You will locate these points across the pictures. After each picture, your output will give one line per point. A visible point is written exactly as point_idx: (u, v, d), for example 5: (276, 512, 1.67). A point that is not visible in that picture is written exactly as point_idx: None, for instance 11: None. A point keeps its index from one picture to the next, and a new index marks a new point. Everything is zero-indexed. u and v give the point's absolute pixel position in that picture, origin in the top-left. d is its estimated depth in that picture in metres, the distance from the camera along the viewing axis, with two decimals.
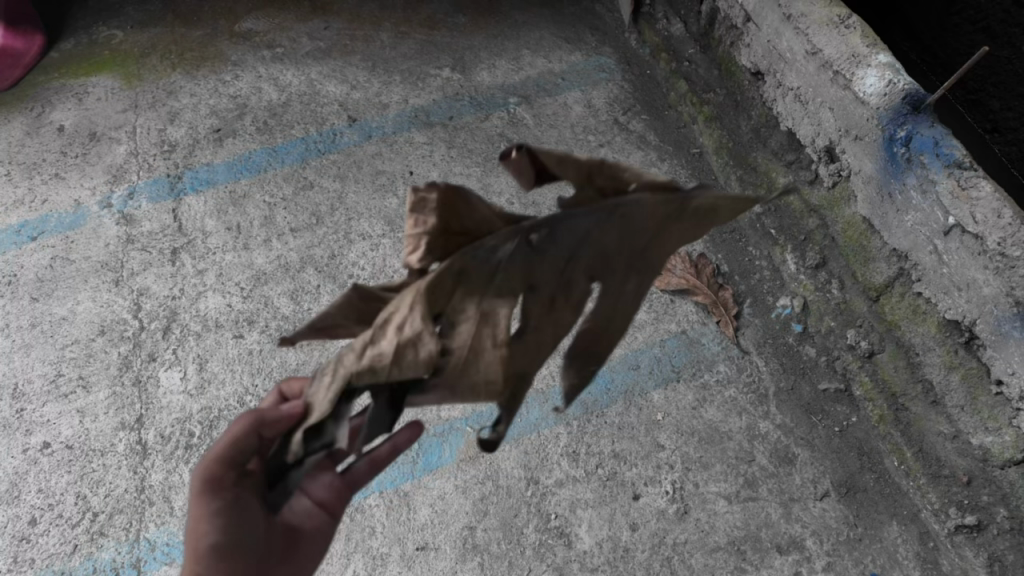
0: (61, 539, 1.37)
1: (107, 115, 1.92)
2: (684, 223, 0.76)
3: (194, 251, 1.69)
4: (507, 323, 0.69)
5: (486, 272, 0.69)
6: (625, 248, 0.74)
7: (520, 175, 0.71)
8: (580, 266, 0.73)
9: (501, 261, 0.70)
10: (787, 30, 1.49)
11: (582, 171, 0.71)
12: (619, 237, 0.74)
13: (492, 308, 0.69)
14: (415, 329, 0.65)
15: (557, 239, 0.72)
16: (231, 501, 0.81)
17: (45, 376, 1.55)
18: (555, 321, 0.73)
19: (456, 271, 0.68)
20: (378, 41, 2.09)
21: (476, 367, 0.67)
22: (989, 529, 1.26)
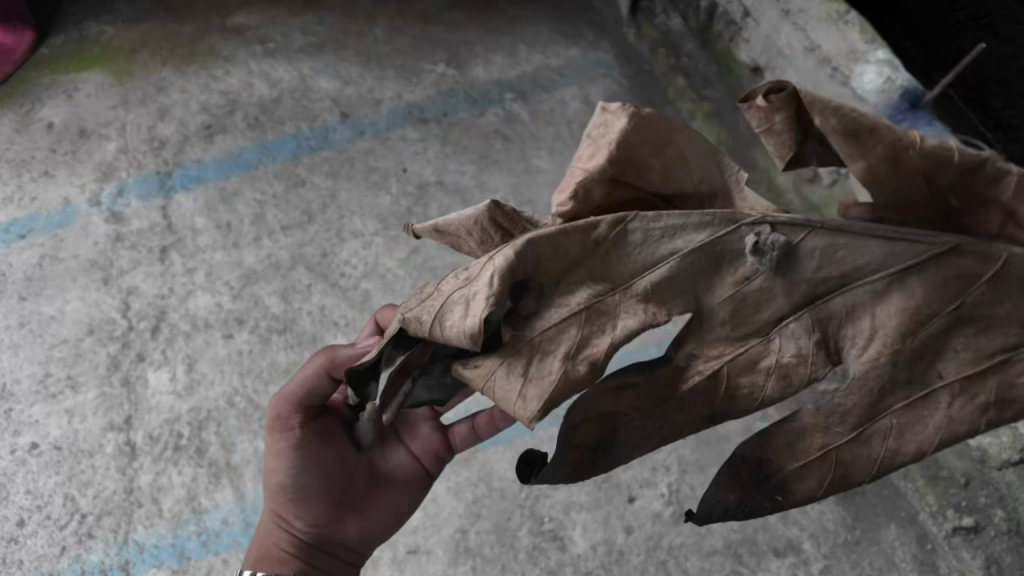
0: (50, 541, 1.36)
1: (97, 111, 1.89)
2: (1006, 325, 0.60)
3: (184, 250, 1.67)
4: (600, 343, 0.60)
5: (621, 269, 0.60)
6: (907, 321, 0.60)
7: (783, 132, 0.64)
8: (822, 316, 0.61)
9: (658, 259, 0.60)
10: (784, 26, 1.47)
11: (884, 147, 0.56)
12: (883, 296, 0.60)
13: (598, 319, 0.60)
14: (488, 299, 0.58)
15: (795, 257, 0.60)
16: (303, 439, 0.95)
17: (33, 376, 1.53)
18: (727, 384, 0.62)
19: (584, 245, 0.60)
20: (371, 35, 2.04)
21: (529, 382, 0.60)
22: (987, 531, 1.21)
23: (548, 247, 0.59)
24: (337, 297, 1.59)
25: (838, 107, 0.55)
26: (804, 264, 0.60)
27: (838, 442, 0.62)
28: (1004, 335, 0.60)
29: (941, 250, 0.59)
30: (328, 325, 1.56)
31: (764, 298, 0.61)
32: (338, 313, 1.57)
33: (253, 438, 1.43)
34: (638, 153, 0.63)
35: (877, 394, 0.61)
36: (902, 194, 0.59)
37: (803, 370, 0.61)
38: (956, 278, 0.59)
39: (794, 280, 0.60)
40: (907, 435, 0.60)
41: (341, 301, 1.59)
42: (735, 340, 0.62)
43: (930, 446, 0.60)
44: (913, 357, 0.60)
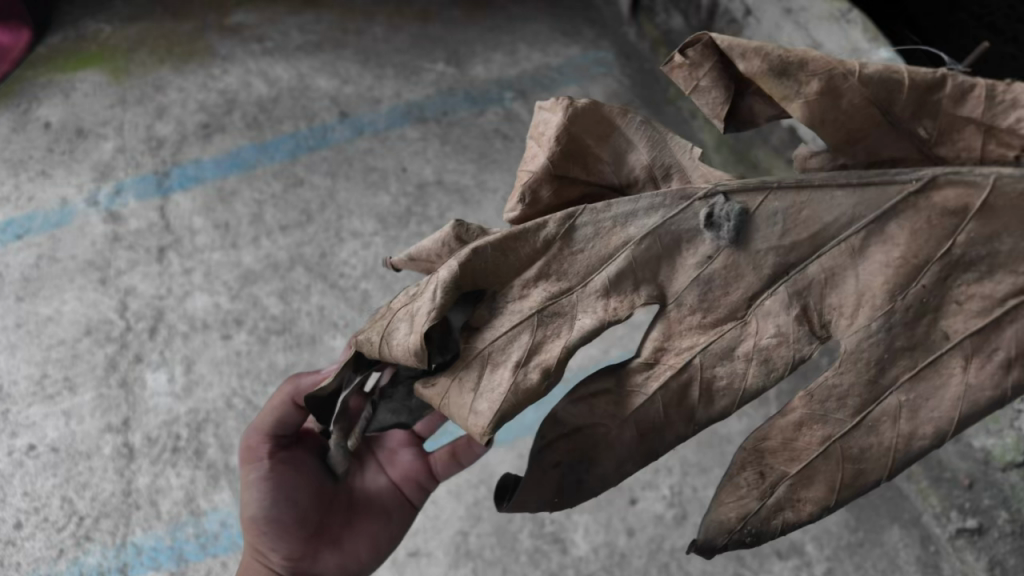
0: (47, 543, 1.35)
1: (94, 110, 1.88)
2: (1011, 263, 0.56)
3: (182, 250, 1.66)
4: (554, 348, 0.59)
5: (574, 266, 0.60)
6: (893, 276, 0.57)
7: (710, 89, 0.63)
8: (796, 289, 0.58)
9: (611, 251, 0.59)
10: (787, 24, 1.46)
11: (820, 79, 0.59)
12: (863, 253, 0.58)
13: (552, 319, 0.59)
14: (430, 312, 0.57)
15: (756, 225, 0.59)
16: (271, 469, 0.94)
17: (30, 377, 1.51)
18: (703, 374, 0.58)
19: (534, 246, 0.59)
20: (370, 33, 2.03)
21: (480, 395, 0.59)
22: (991, 532, 1.21)
23: (490, 252, 0.59)
24: (336, 297, 1.58)
25: (756, 49, 0.59)
26: (768, 232, 0.59)
27: (843, 430, 0.57)
28: (1011, 277, 0.55)
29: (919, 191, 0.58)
30: (327, 326, 1.55)
31: (731, 276, 0.59)
32: (337, 313, 1.56)
33: None
34: (581, 147, 0.63)
35: (874, 367, 0.57)
36: (859, 136, 0.60)
37: (785, 351, 0.58)
38: (939, 219, 0.57)
39: (759, 251, 0.58)
40: (921, 413, 0.56)
41: (340, 302, 1.57)
42: (709, 327, 0.59)
43: (948, 421, 0.55)
44: (908, 320, 0.57)
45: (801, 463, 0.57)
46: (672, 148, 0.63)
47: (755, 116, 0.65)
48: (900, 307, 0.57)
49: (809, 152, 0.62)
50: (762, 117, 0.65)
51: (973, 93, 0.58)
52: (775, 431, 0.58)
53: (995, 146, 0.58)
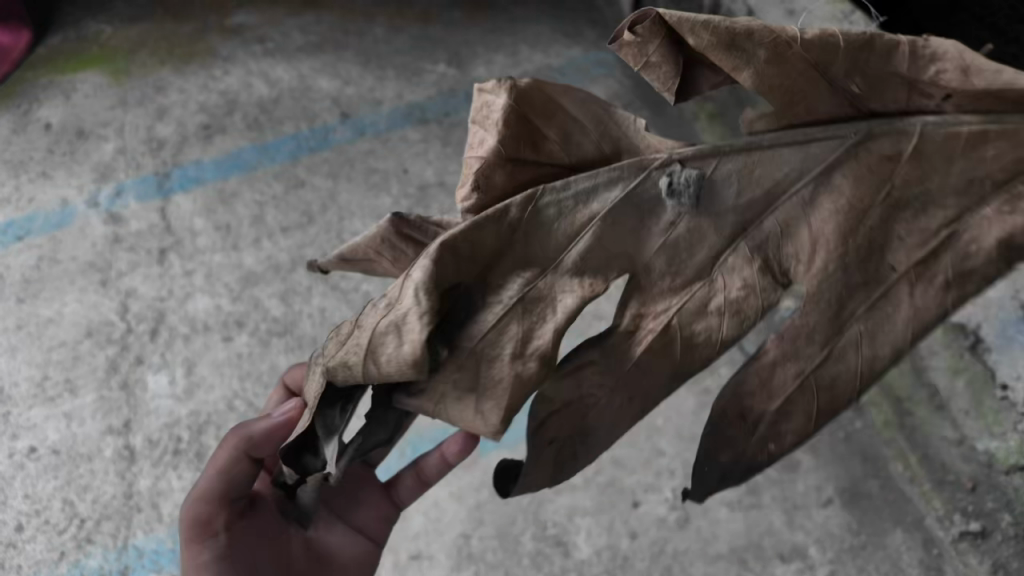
0: (48, 546, 1.35)
1: (95, 111, 1.88)
2: (940, 198, 0.57)
3: (183, 252, 1.66)
4: (545, 333, 0.56)
5: (547, 247, 0.58)
6: (843, 221, 0.58)
7: (657, 62, 0.63)
8: (755, 243, 0.58)
9: (578, 228, 0.58)
10: (789, 25, 1.45)
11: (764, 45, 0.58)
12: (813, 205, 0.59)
13: (534, 304, 0.57)
14: (416, 316, 0.54)
15: (717, 188, 0.59)
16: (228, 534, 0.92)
17: (31, 380, 1.51)
18: (682, 333, 0.57)
19: (500, 232, 0.58)
20: (371, 34, 2.03)
21: (482, 394, 0.56)
22: (994, 536, 1.20)
23: (461, 244, 0.57)
24: (338, 299, 1.58)
25: (706, 21, 0.58)
26: (728, 194, 0.59)
27: (814, 364, 0.57)
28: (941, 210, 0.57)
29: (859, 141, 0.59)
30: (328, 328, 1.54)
31: (697, 238, 0.58)
32: (338, 315, 1.56)
33: None
34: (531, 128, 0.60)
35: (833, 324, 0.57)
36: (800, 97, 0.59)
37: (753, 302, 0.57)
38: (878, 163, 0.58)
39: (722, 212, 0.58)
40: (879, 337, 0.56)
41: (342, 303, 1.57)
42: (680, 289, 0.58)
43: (902, 339, 0.56)
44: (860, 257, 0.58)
45: (773, 399, 0.57)
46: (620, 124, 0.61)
47: (698, 84, 0.64)
48: (851, 255, 0.58)
49: (754, 115, 0.61)
50: (707, 84, 0.64)
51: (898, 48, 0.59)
52: (755, 372, 0.57)
53: (918, 97, 0.59)
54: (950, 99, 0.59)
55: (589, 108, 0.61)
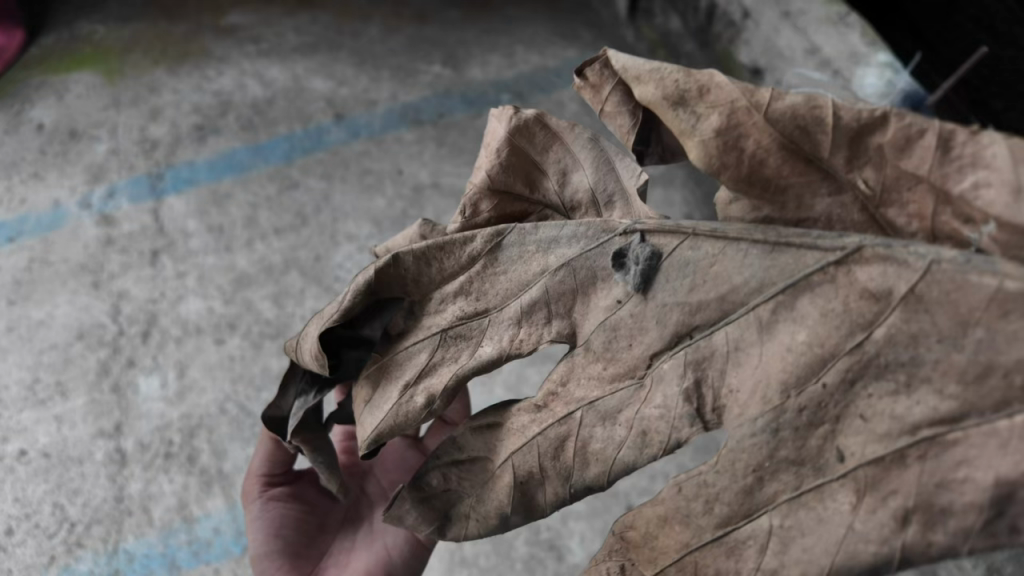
0: (38, 550, 1.34)
1: (88, 112, 1.86)
2: (939, 381, 0.45)
3: (175, 254, 1.65)
4: (444, 372, 0.63)
5: (493, 287, 0.63)
6: (798, 362, 0.50)
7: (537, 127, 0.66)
8: (694, 362, 0.54)
9: (529, 278, 0.62)
10: (785, 27, 1.45)
11: (720, 113, 0.53)
12: (770, 330, 0.52)
13: (456, 340, 0.63)
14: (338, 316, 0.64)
15: (663, 274, 0.56)
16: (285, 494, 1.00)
17: (22, 382, 1.50)
18: (579, 436, 0.58)
19: (458, 260, 0.64)
20: (367, 35, 2.02)
21: (371, 409, 0.65)
22: None
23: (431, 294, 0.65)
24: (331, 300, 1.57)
25: (712, 100, 0.53)
26: (672, 288, 0.56)
27: (702, 540, 0.51)
28: (933, 398, 0.45)
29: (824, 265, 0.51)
30: None
31: (635, 328, 0.57)
32: None
33: (245, 446, 1.41)
34: (522, 170, 0.66)
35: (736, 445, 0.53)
36: (783, 186, 0.53)
37: (662, 429, 0.54)
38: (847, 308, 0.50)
39: (663, 305, 0.56)
40: (790, 550, 0.48)
41: None
42: (606, 381, 0.58)
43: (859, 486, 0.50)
44: (801, 424, 0.49)
45: (658, 568, 0.53)
46: (620, 173, 0.64)
47: None
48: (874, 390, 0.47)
49: (728, 199, 0.56)
50: None
51: (920, 140, 0.48)
52: (641, 521, 0.53)
53: (950, 216, 0.48)
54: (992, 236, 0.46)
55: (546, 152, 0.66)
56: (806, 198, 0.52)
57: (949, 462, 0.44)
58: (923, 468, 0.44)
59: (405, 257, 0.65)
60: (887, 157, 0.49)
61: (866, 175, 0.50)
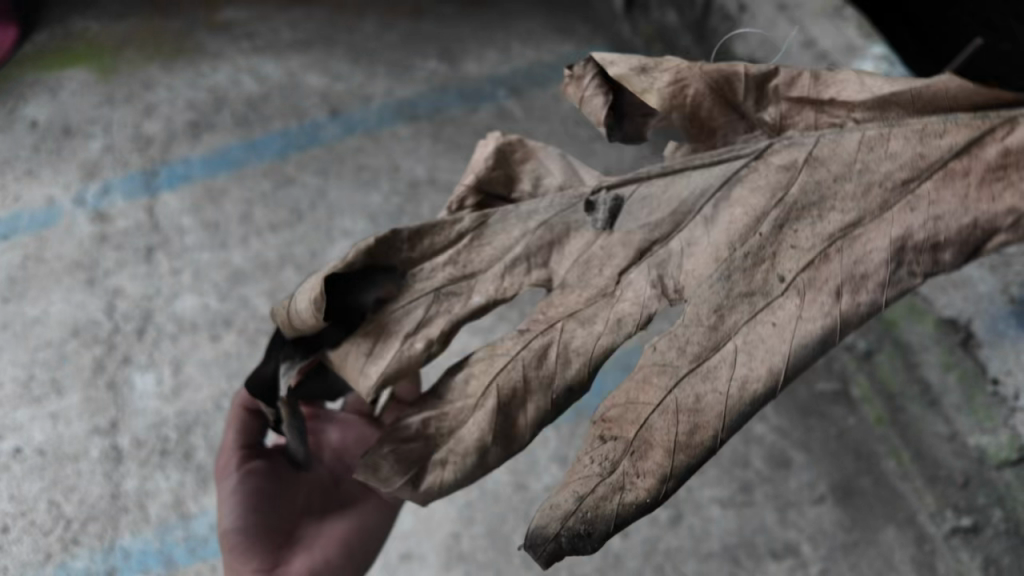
0: (33, 548, 1.33)
1: (82, 109, 1.84)
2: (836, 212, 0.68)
3: (170, 250, 1.64)
4: (438, 325, 0.70)
5: (478, 257, 0.72)
6: (739, 230, 0.69)
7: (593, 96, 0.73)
8: (656, 262, 0.70)
9: (502, 249, 0.72)
10: (781, 21, 1.49)
11: (670, 73, 0.70)
12: (713, 222, 0.71)
13: (448, 297, 0.71)
14: (337, 266, 0.69)
15: (626, 210, 0.72)
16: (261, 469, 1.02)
17: (17, 380, 1.49)
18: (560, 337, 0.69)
19: (446, 238, 0.72)
20: (361, 30, 2.01)
21: (371, 359, 0.70)
22: (986, 531, 1.24)
23: (483, 300, 0.71)
24: None
25: (620, 58, 0.70)
26: (636, 218, 0.72)
27: (678, 383, 0.65)
28: (838, 217, 0.68)
29: (910, 177, 0.68)
30: None
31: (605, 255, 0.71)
32: None
33: None
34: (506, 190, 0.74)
35: (718, 313, 0.67)
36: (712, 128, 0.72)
37: (634, 312, 0.69)
38: (779, 179, 0.70)
39: (630, 231, 0.71)
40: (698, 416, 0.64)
41: None
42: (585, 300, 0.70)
43: (779, 367, 0.64)
44: (746, 270, 0.68)
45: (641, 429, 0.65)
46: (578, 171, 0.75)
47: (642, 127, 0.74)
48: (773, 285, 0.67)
49: (676, 145, 0.74)
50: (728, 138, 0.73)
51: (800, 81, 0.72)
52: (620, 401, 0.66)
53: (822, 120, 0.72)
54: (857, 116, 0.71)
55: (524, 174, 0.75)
56: (730, 136, 0.73)
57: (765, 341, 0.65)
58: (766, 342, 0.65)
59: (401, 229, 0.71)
60: (780, 93, 0.72)
61: (861, 111, 0.71)
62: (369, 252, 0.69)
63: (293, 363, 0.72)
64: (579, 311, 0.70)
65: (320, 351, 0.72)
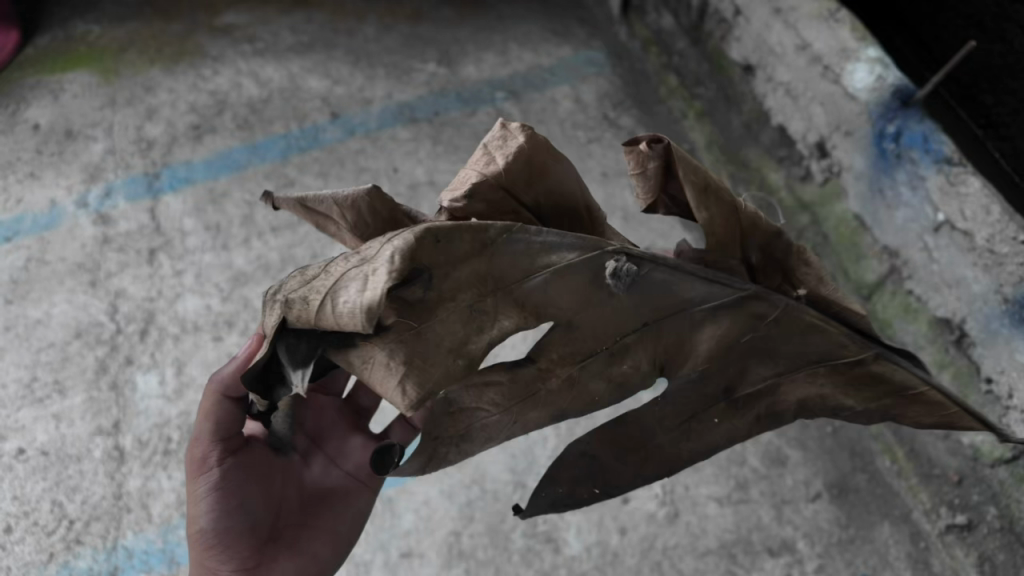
0: (37, 548, 1.34)
1: (84, 112, 1.86)
2: (775, 354, 0.73)
3: (172, 252, 1.66)
4: (478, 340, 0.65)
5: (507, 270, 0.65)
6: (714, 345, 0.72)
7: (653, 178, 0.72)
8: (655, 339, 0.70)
9: (536, 266, 0.66)
10: (776, 24, 1.49)
11: (728, 206, 0.73)
12: (699, 324, 0.71)
13: (480, 314, 0.65)
14: (389, 275, 0.58)
15: (644, 286, 0.68)
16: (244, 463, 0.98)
17: (20, 381, 1.50)
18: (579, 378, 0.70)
19: (474, 242, 0.63)
20: (361, 33, 2.02)
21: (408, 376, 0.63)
22: (980, 528, 1.27)
23: (511, 326, 0.66)
24: None
25: (703, 169, 0.72)
26: (649, 295, 0.69)
27: (652, 438, 0.74)
28: (773, 361, 0.73)
29: (822, 360, 0.73)
30: None
31: (617, 316, 0.69)
32: None
33: None
34: (526, 176, 0.72)
35: (680, 399, 0.74)
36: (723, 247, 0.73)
37: (632, 380, 0.71)
38: (756, 312, 0.71)
39: (633, 308, 0.69)
40: (655, 459, 0.74)
41: None
42: (585, 352, 0.69)
43: (709, 446, 0.75)
44: (712, 372, 0.73)
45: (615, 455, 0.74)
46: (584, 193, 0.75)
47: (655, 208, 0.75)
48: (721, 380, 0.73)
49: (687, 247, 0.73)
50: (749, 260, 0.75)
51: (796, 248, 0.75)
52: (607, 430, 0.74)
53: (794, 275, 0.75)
54: (806, 295, 0.74)
55: (546, 164, 0.72)
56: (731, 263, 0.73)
57: (701, 429, 0.74)
58: (705, 426, 0.74)
59: (434, 231, 0.62)
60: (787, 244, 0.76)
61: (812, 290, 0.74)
62: (408, 254, 0.60)
63: (302, 367, 0.63)
64: (588, 361, 0.70)
65: (330, 353, 0.64)
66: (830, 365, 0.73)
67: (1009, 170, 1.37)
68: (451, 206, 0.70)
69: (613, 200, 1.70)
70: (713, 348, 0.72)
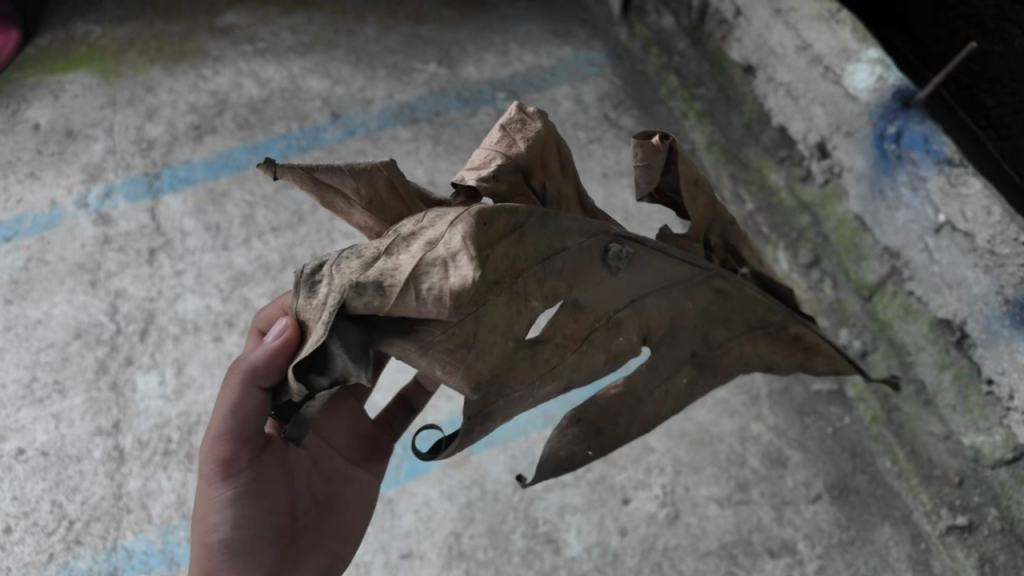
0: (37, 548, 1.34)
1: (84, 112, 1.86)
2: (729, 319, 0.82)
3: (172, 253, 1.66)
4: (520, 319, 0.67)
5: (535, 248, 0.66)
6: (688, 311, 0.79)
7: (644, 171, 0.74)
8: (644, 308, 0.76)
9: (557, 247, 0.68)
10: (776, 24, 1.49)
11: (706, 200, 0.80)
12: (676, 295, 0.78)
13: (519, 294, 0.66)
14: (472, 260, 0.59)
15: (640, 260, 0.74)
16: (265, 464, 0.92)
17: (20, 381, 1.50)
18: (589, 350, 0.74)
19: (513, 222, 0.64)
20: (362, 34, 2.02)
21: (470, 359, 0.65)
22: (980, 530, 1.27)
23: (540, 305, 0.68)
24: None
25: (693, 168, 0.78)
26: (641, 267, 0.74)
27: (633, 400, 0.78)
28: (727, 326, 0.82)
29: (759, 326, 0.84)
30: None
31: (619, 288, 0.74)
32: None
33: None
34: (541, 158, 0.73)
35: (656, 364, 0.79)
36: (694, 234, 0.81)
37: (622, 347, 0.76)
38: (720, 284, 0.80)
39: (632, 280, 0.74)
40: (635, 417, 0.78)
41: None
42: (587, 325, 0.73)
43: (676, 404, 0.81)
44: (684, 337, 0.80)
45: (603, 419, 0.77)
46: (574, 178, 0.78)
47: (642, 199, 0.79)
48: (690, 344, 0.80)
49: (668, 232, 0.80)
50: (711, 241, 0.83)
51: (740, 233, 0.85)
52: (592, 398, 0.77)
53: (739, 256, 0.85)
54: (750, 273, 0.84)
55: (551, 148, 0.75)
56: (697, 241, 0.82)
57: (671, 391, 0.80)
58: (672, 388, 0.80)
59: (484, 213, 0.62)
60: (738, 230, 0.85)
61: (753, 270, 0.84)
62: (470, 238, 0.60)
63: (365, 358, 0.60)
64: (592, 336, 0.73)
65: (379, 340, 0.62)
66: (770, 332, 0.84)
67: (1009, 171, 1.39)
68: (478, 184, 0.69)
69: (614, 201, 1.70)
70: (686, 317, 0.79)
